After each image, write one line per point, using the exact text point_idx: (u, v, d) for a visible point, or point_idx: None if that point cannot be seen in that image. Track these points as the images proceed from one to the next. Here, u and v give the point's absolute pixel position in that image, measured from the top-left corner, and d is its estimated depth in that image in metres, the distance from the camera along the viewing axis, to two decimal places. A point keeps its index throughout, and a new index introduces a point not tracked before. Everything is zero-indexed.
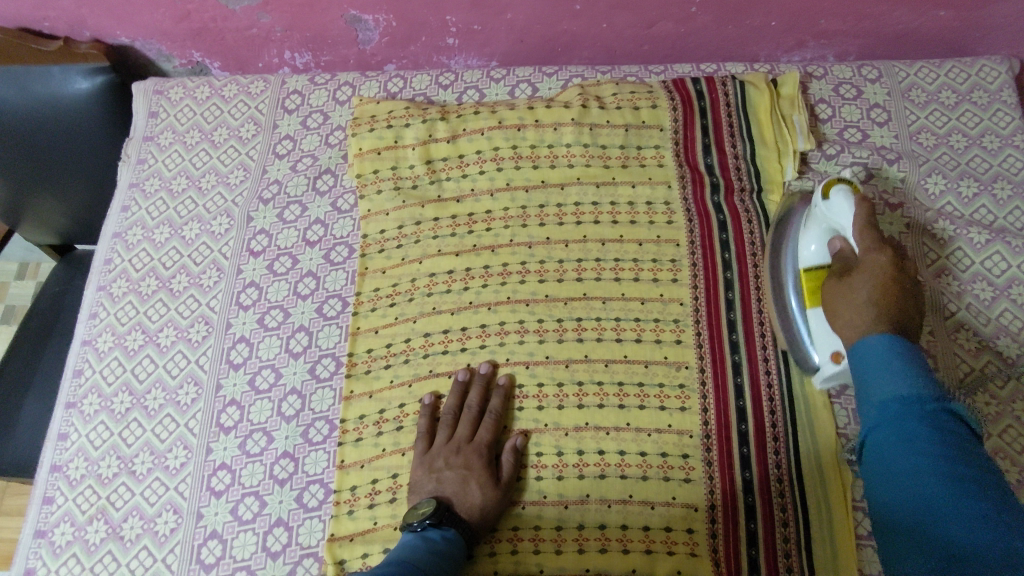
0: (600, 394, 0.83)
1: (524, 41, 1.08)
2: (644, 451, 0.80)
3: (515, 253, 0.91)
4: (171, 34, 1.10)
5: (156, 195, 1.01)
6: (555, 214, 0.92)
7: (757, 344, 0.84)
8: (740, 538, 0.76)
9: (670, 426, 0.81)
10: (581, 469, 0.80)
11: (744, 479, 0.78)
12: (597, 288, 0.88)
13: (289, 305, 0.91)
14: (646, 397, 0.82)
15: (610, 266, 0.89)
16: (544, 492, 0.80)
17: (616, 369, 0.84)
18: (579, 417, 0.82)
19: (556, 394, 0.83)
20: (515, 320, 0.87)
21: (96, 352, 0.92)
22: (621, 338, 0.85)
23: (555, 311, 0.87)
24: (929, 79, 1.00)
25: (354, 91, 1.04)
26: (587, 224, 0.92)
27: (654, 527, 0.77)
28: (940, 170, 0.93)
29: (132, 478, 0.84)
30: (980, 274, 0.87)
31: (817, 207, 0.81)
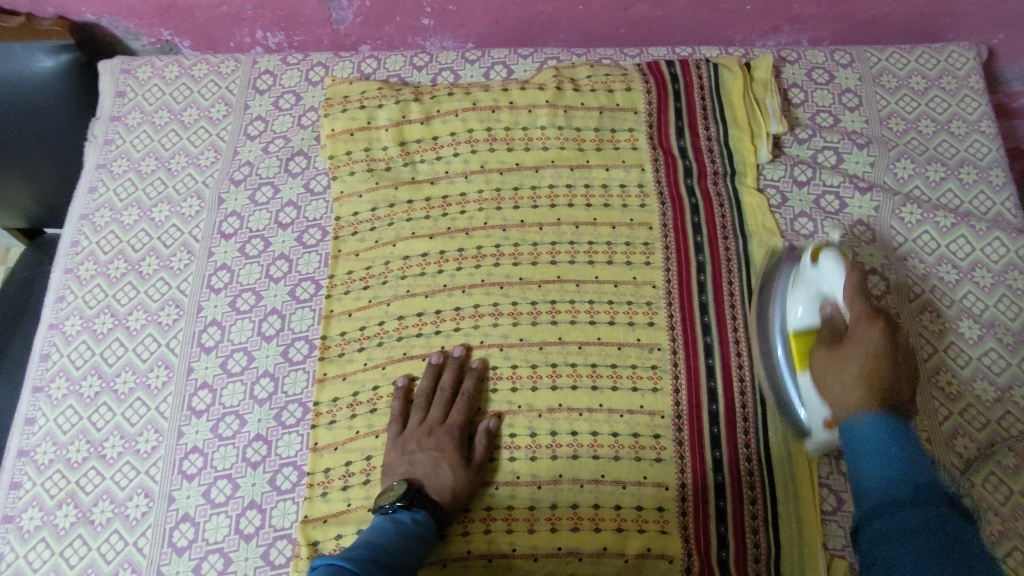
0: (573, 375, 0.84)
1: (500, 22, 1.07)
2: (616, 432, 0.81)
3: (489, 236, 0.91)
4: (139, 12, 1.07)
5: (124, 176, 0.99)
6: (530, 197, 0.92)
7: (728, 325, 0.85)
8: (710, 516, 0.78)
9: (642, 406, 0.82)
10: (555, 450, 0.81)
11: (714, 458, 0.80)
12: (571, 271, 0.88)
13: (261, 288, 0.91)
14: (619, 378, 0.83)
15: (584, 250, 0.89)
16: (517, 472, 0.80)
17: (589, 351, 0.85)
18: (552, 399, 0.83)
19: (530, 375, 0.84)
20: (490, 303, 0.87)
21: (64, 336, 0.90)
22: (595, 320, 0.86)
23: (530, 293, 0.87)
24: (900, 64, 1.01)
25: (327, 71, 1.03)
26: (561, 206, 0.92)
27: (625, 505, 0.79)
28: (909, 155, 0.95)
29: (102, 463, 0.83)
30: (945, 257, 0.89)
31: (806, 270, 0.78)
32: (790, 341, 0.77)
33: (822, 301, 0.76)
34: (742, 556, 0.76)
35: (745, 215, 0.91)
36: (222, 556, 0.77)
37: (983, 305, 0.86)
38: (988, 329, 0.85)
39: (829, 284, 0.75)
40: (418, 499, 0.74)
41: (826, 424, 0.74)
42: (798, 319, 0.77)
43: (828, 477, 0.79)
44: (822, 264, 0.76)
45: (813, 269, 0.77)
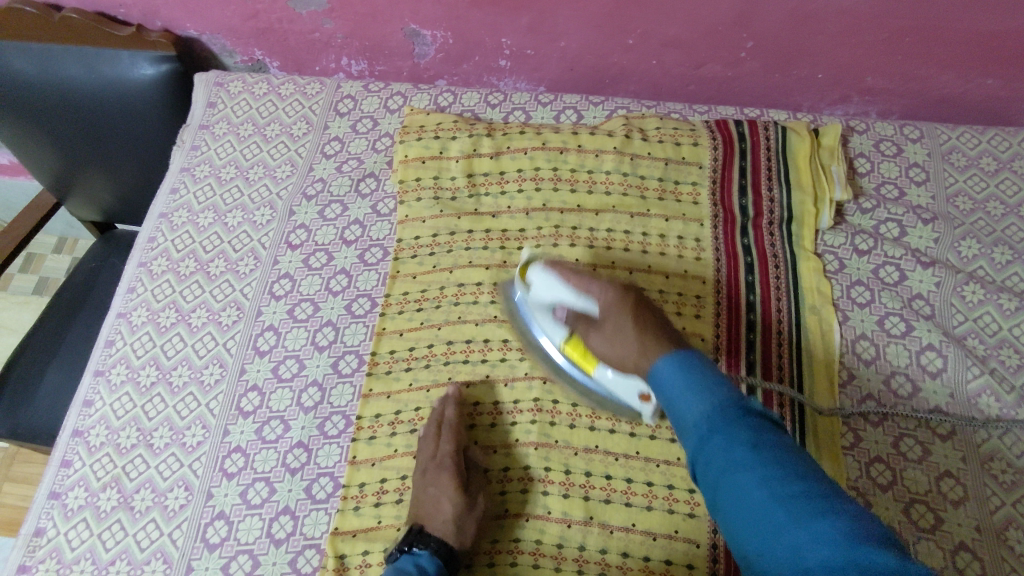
0: (612, 420, 0.84)
1: (574, 70, 1.11)
2: (651, 482, 0.80)
3: None
4: (238, 31, 1.14)
5: (205, 181, 1.04)
6: (586, 239, 0.94)
7: (775, 389, 0.84)
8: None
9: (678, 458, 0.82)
10: (587, 491, 0.80)
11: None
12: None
13: (319, 300, 0.93)
14: (658, 428, 0.83)
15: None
16: (548, 507, 0.80)
17: None
18: (588, 440, 0.83)
19: (569, 412, 0.85)
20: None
21: (129, 325, 0.94)
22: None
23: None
24: (972, 144, 1.00)
25: (405, 101, 1.08)
26: (617, 252, 0.93)
27: (654, 558, 0.77)
28: (975, 235, 0.94)
29: (149, 451, 0.85)
30: (1007, 341, 0.87)
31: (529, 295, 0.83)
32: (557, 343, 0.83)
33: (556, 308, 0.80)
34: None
35: (800, 277, 0.91)
36: (251, 558, 0.78)
37: None
38: None
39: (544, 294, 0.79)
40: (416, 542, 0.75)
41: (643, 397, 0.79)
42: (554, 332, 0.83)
43: None
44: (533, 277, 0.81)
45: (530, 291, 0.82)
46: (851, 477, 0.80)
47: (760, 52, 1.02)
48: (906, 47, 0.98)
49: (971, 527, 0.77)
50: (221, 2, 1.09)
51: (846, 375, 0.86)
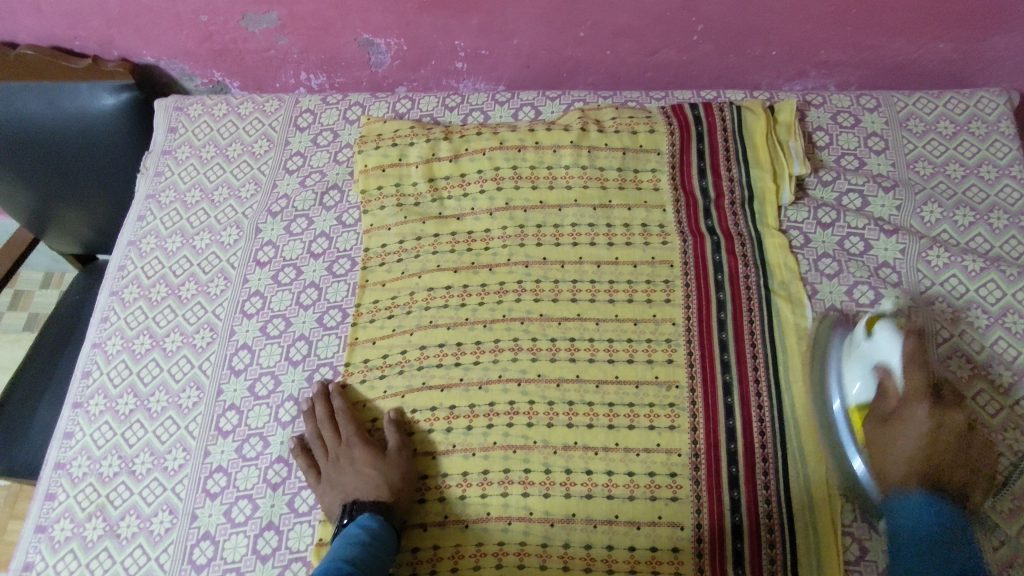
0: (589, 414, 0.84)
1: (530, 66, 1.11)
2: (632, 471, 0.81)
3: (512, 272, 0.93)
4: (194, 54, 1.15)
5: (171, 206, 1.05)
6: (552, 235, 0.94)
7: (749, 366, 0.85)
8: (726, 557, 0.77)
9: (658, 445, 0.82)
10: (568, 488, 0.81)
11: (731, 498, 0.79)
12: (592, 309, 0.89)
13: (291, 315, 0.94)
14: (635, 417, 0.83)
15: (605, 289, 0.91)
16: (530, 508, 0.80)
17: (607, 389, 0.85)
18: (567, 436, 0.83)
19: (546, 412, 0.84)
20: (510, 338, 0.88)
21: (105, 355, 0.95)
22: (613, 359, 0.86)
23: (550, 330, 0.89)
24: (928, 109, 1.01)
25: (363, 110, 1.08)
26: (583, 245, 0.93)
27: (639, 546, 0.78)
28: (937, 199, 0.94)
29: (131, 478, 0.86)
30: (974, 301, 0.87)
31: (860, 341, 0.80)
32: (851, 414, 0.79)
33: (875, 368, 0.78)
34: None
35: (766, 252, 0.91)
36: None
37: (1016, 352, 0.83)
38: (1019, 377, 0.82)
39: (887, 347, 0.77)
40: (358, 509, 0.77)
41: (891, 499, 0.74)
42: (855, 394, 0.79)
43: (851, 526, 0.77)
44: (877, 331, 0.79)
45: (867, 340, 0.79)
46: None
47: (710, 34, 1.02)
48: (854, 18, 0.98)
49: None
50: (174, 27, 1.09)
51: None
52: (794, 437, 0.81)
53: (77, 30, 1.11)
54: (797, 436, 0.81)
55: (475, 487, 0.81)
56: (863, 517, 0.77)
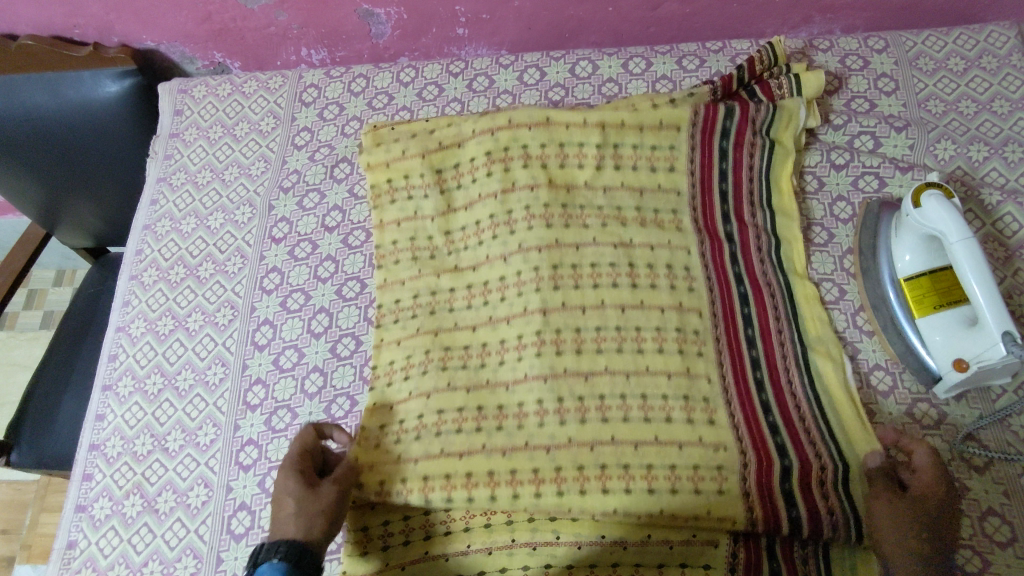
0: (618, 338, 0.81)
1: (532, 28, 1.10)
2: (666, 393, 0.78)
3: (533, 227, 0.87)
4: (195, 36, 1.14)
5: (182, 188, 1.05)
6: (572, 187, 0.90)
7: (767, 300, 0.85)
8: (774, 479, 0.72)
9: (687, 369, 0.79)
10: (604, 413, 0.77)
11: (769, 422, 0.76)
12: (610, 256, 0.86)
13: (310, 289, 0.95)
14: (664, 341, 0.81)
15: (617, 217, 0.89)
16: (569, 435, 0.76)
17: (632, 329, 0.82)
18: (594, 362, 0.80)
19: (574, 358, 0.80)
20: (529, 268, 0.85)
21: (130, 338, 0.96)
22: (635, 284, 0.84)
23: (567, 257, 0.86)
24: (937, 47, 1.00)
25: (367, 82, 1.08)
26: (591, 193, 0.90)
27: (680, 465, 0.73)
28: (950, 136, 0.93)
29: (165, 455, 0.87)
30: (992, 235, 0.86)
31: (909, 215, 0.80)
32: (904, 289, 0.81)
33: (930, 241, 0.79)
34: (814, 528, 0.70)
35: (773, 167, 0.91)
36: None
37: None
38: None
39: (938, 223, 0.76)
40: (251, 565, 0.66)
41: (958, 366, 0.76)
42: (905, 267, 0.81)
43: None
44: (927, 204, 0.77)
45: (918, 212, 0.78)
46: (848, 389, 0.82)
47: None
48: None
49: (975, 416, 0.79)
50: (171, 9, 1.08)
51: (837, 292, 0.88)
52: (811, 342, 0.82)
53: (75, 17, 1.11)
54: (812, 347, 0.82)
55: (493, 420, 0.78)
56: None
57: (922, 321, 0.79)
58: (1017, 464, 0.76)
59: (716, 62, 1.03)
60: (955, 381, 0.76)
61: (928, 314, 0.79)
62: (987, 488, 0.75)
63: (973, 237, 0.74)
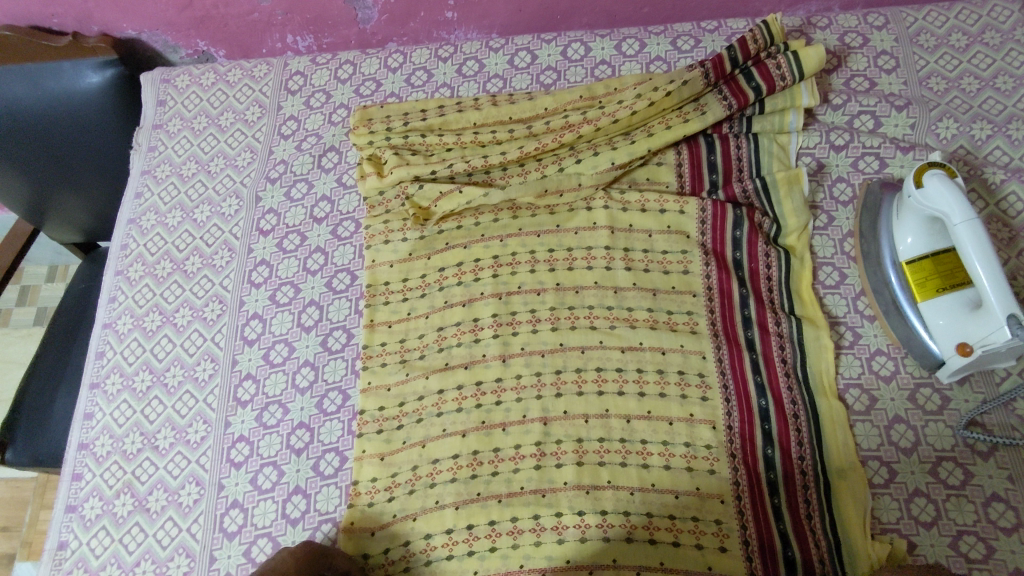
0: (622, 452, 0.78)
1: (523, 10, 1.07)
2: (672, 513, 0.75)
3: (524, 301, 0.86)
4: (177, 24, 1.11)
5: (167, 180, 1.02)
6: (584, 259, 0.88)
7: (770, 314, 0.84)
8: (767, 514, 0.74)
9: (696, 488, 0.76)
10: (605, 532, 0.75)
11: (765, 457, 0.77)
12: (615, 338, 0.83)
13: (299, 281, 0.93)
14: (672, 457, 0.77)
15: (624, 316, 0.84)
16: (566, 557, 0.74)
17: (638, 426, 0.79)
18: (598, 476, 0.77)
19: (576, 450, 0.78)
20: (530, 373, 0.82)
21: (117, 334, 0.94)
22: (643, 392, 0.80)
23: (572, 361, 0.82)
24: (939, 23, 0.97)
25: (354, 69, 1.05)
26: (599, 269, 0.87)
27: None
28: (952, 114, 0.91)
29: (155, 453, 0.86)
30: (996, 215, 0.84)
31: (910, 196, 0.78)
32: (905, 272, 0.79)
33: (932, 222, 0.77)
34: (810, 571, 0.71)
35: (792, 271, 0.86)
36: (271, 540, 0.79)
37: None
38: None
39: (940, 203, 0.74)
40: None
41: (961, 350, 0.74)
42: (907, 250, 0.79)
43: (877, 450, 0.77)
44: (928, 184, 0.75)
45: (919, 193, 0.76)
46: (849, 376, 0.81)
47: None
48: None
49: (979, 400, 0.77)
50: None
51: (837, 277, 0.86)
52: (827, 431, 0.78)
53: (53, 7, 1.08)
54: (815, 354, 0.81)
55: (483, 540, 0.75)
56: (891, 440, 0.77)
57: (925, 305, 0.77)
58: (1022, 448, 0.75)
59: (712, 42, 1.00)
60: (958, 366, 0.75)
61: (931, 298, 0.77)
62: (991, 473, 0.74)
63: (977, 216, 0.72)
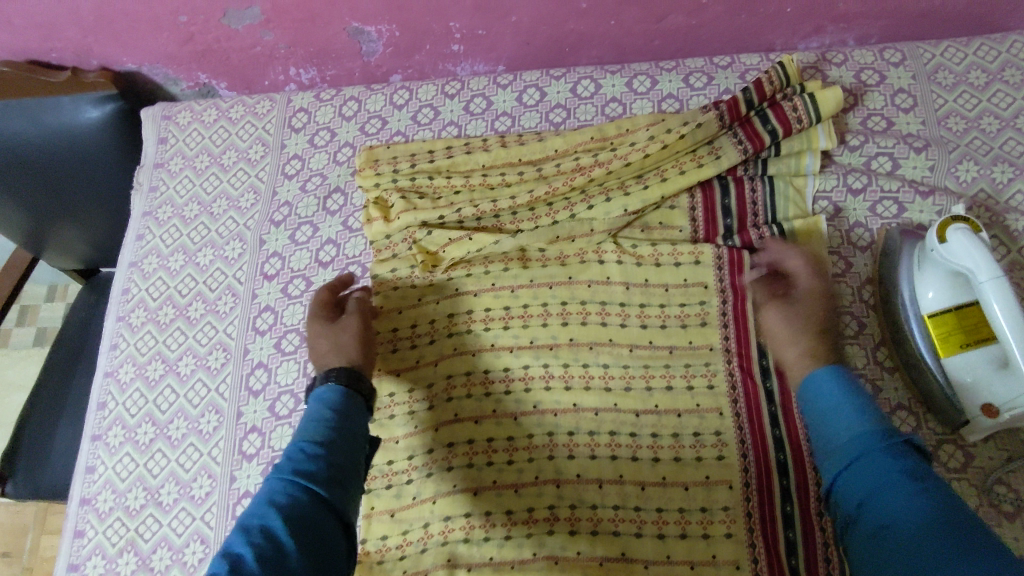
0: (637, 520, 0.78)
1: (531, 43, 1.05)
2: None
3: (538, 356, 0.86)
4: (177, 58, 1.09)
5: (169, 222, 1.00)
6: (598, 313, 0.87)
7: None
8: None
9: (712, 556, 0.75)
10: None
11: (784, 513, 0.76)
12: (629, 399, 0.83)
13: (305, 329, 0.91)
14: (688, 524, 0.77)
15: (639, 375, 0.84)
16: None
17: (652, 494, 0.79)
18: (612, 545, 0.77)
19: (590, 517, 0.78)
20: (543, 433, 0.83)
21: (119, 384, 0.92)
22: (658, 457, 0.80)
23: (585, 424, 0.83)
24: (957, 59, 0.95)
25: (359, 105, 1.03)
26: (614, 326, 0.86)
27: None
28: (972, 156, 0.89)
29: (159, 509, 0.84)
30: (1018, 263, 0.82)
31: (933, 249, 0.76)
32: (927, 327, 0.77)
33: (955, 276, 0.75)
34: None
35: None
36: None
37: None
38: None
39: (965, 259, 0.72)
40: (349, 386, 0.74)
41: (987, 409, 0.73)
42: (929, 303, 0.77)
43: None
44: (952, 239, 0.73)
45: (943, 247, 0.74)
46: None
47: None
48: None
49: (1003, 458, 0.75)
50: (152, 31, 1.03)
51: (855, 325, 0.84)
52: None
53: (52, 41, 1.05)
54: None
55: None
56: None
57: (949, 361, 0.75)
58: None
59: (725, 79, 0.98)
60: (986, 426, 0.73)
61: (955, 354, 0.75)
62: (1016, 534, 0.72)
63: (1005, 273, 0.70)
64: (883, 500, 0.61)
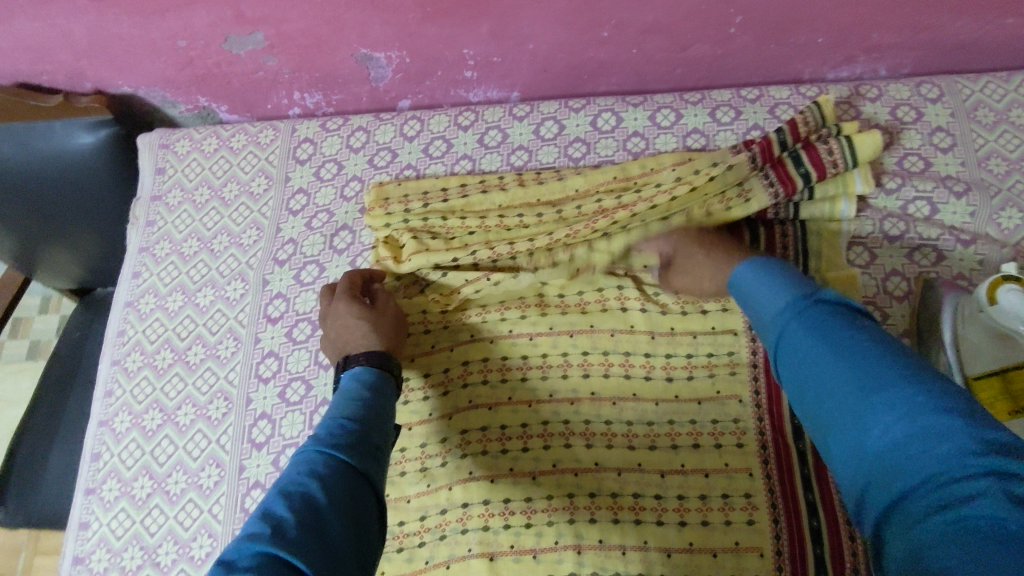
0: None
1: (547, 71, 1.00)
2: None
3: (557, 409, 0.82)
4: (175, 81, 1.04)
5: (167, 259, 0.96)
6: (621, 364, 0.83)
7: None
8: None
9: None
10: None
11: None
12: (654, 458, 0.79)
13: (311, 376, 0.86)
14: None
15: (664, 432, 0.80)
16: None
17: (679, 560, 0.74)
18: None
19: None
20: (562, 494, 0.78)
21: (113, 434, 0.87)
22: (684, 521, 0.76)
23: (607, 484, 0.78)
24: (997, 96, 0.90)
25: (368, 136, 0.98)
26: (637, 378, 0.82)
27: None
28: (1016, 202, 0.84)
29: (157, 571, 0.80)
30: None
31: (983, 309, 0.72)
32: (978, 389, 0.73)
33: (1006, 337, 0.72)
34: None
35: None
36: None
37: None
38: None
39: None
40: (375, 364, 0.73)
41: None
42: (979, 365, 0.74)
43: None
44: (1006, 299, 0.70)
45: (995, 308, 0.71)
46: None
47: (750, 26, 0.90)
48: None
49: None
50: (149, 55, 0.98)
51: None
52: None
53: (42, 64, 1.00)
54: None
55: None
56: None
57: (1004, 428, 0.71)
58: None
59: (753, 114, 0.93)
60: None
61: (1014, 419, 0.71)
62: None
63: None
64: (810, 371, 0.53)
